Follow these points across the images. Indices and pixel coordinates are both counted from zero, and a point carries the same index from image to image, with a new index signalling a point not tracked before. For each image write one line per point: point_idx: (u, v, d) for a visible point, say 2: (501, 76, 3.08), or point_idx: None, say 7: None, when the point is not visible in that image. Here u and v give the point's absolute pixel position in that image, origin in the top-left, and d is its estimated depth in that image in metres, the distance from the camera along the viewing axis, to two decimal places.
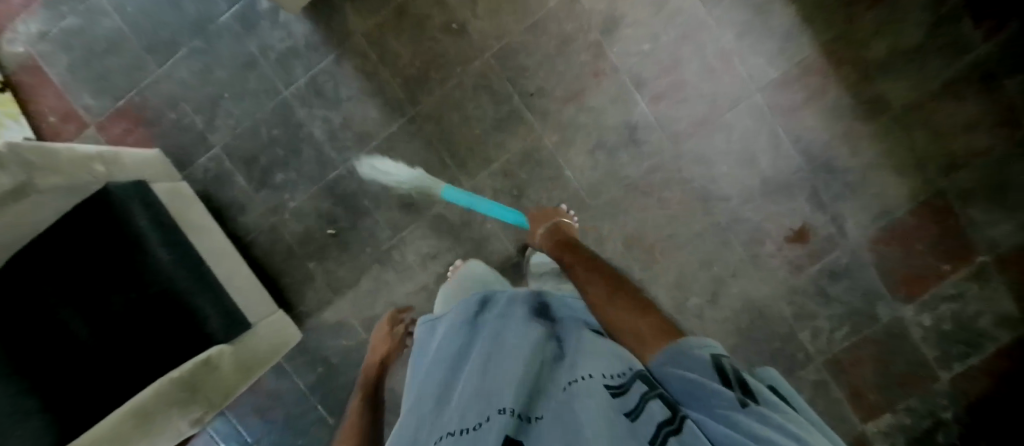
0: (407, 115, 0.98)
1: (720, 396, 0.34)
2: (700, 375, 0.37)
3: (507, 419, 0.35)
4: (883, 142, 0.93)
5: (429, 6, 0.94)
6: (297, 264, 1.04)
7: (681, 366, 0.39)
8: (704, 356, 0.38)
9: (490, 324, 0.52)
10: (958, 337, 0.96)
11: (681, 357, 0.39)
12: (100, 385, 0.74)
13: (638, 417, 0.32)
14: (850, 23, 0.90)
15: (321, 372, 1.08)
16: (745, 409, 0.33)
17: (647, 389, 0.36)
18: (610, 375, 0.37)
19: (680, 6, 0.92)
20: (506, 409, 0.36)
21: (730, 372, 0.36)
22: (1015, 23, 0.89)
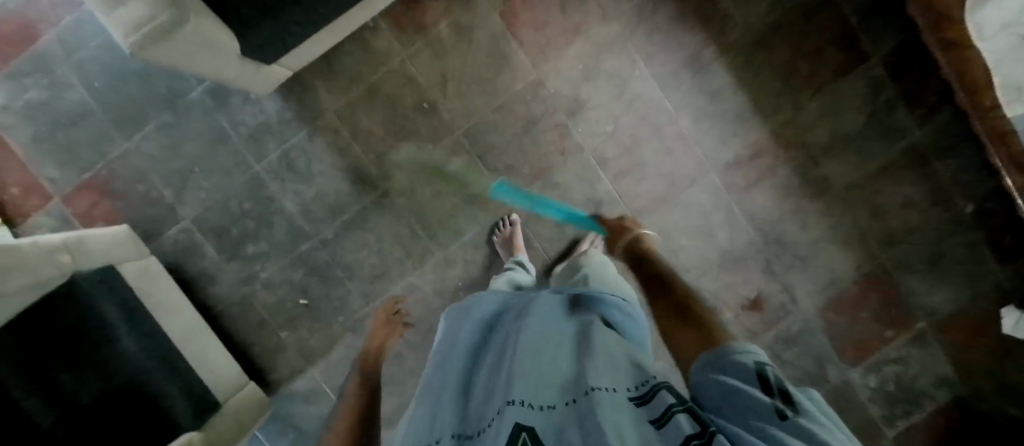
0: (379, 189, 1.00)
1: (756, 405, 0.29)
2: (733, 383, 0.32)
3: (515, 410, 0.31)
4: (829, 218, 0.99)
5: (400, 86, 0.96)
6: (268, 333, 1.05)
7: (716, 375, 0.34)
8: (744, 364, 0.33)
9: (509, 327, 0.48)
10: (902, 398, 1.01)
11: (721, 364, 0.34)
12: None
13: (665, 424, 0.28)
14: (796, 110, 0.96)
15: (292, 439, 1.07)
16: (783, 421, 0.27)
17: (676, 399, 0.31)
18: (631, 388, 0.33)
19: (641, 91, 0.97)
20: (515, 399, 0.32)
21: (773, 379, 0.31)
22: (948, 110, 0.94)
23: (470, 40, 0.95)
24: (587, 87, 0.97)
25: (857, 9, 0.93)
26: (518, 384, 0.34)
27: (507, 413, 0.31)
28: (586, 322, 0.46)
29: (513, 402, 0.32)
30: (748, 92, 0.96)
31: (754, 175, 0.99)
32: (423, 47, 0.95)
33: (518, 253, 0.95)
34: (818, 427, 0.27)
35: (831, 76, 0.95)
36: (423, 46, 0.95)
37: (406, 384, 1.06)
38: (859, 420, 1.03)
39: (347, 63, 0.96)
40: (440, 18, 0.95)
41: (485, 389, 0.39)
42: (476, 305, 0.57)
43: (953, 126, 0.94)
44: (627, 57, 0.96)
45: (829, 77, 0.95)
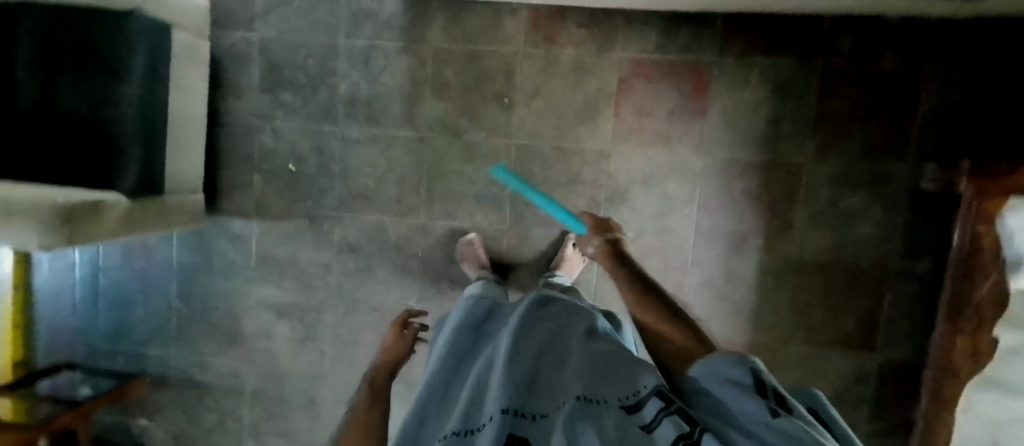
0: (419, 133, 1.02)
1: (750, 410, 0.33)
2: (730, 389, 0.36)
3: (506, 420, 0.38)
4: None
5: (498, 70, 0.98)
6: (245, 169, 1.07)
7: (715, 381, 0.38)
8: (737, 369, 0.37)
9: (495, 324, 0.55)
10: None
11: (718, 374, 0.38)
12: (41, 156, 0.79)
13: (653, 429, 0.34)
14: (783, 342, 0.97)
15: (196, 262, 1.10)
16: (775, 417, 0.31)
17: (665, 404, 0.35)
18: (625, 396, 0.38)
19: (677, 227, 0.98)
20: (506, 409, 0.39)
21: (764, 383, 0.35)
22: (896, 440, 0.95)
23: (580, 79, 0.97)
24: (638, 190, 0.98)
25: (895, 306, 0.93)
26: (508, 390, 0.41)
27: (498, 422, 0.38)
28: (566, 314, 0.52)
29: (510, 412, 0.38)
30: (757, 298, 0.97)
31: None
32: (540, 56, 0.97)
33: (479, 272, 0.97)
34: (805, 426, 0.31)
35: (829, 340, 0.95)
36: (541, 54, 0.97)
37: (316, 293, 1.08)
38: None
39: (473, 19, 0.97)
40: (572, 44, 0.96)
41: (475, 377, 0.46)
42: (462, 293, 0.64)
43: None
44: (688, 193, 0.97)
45: (830, 340, 0.95)
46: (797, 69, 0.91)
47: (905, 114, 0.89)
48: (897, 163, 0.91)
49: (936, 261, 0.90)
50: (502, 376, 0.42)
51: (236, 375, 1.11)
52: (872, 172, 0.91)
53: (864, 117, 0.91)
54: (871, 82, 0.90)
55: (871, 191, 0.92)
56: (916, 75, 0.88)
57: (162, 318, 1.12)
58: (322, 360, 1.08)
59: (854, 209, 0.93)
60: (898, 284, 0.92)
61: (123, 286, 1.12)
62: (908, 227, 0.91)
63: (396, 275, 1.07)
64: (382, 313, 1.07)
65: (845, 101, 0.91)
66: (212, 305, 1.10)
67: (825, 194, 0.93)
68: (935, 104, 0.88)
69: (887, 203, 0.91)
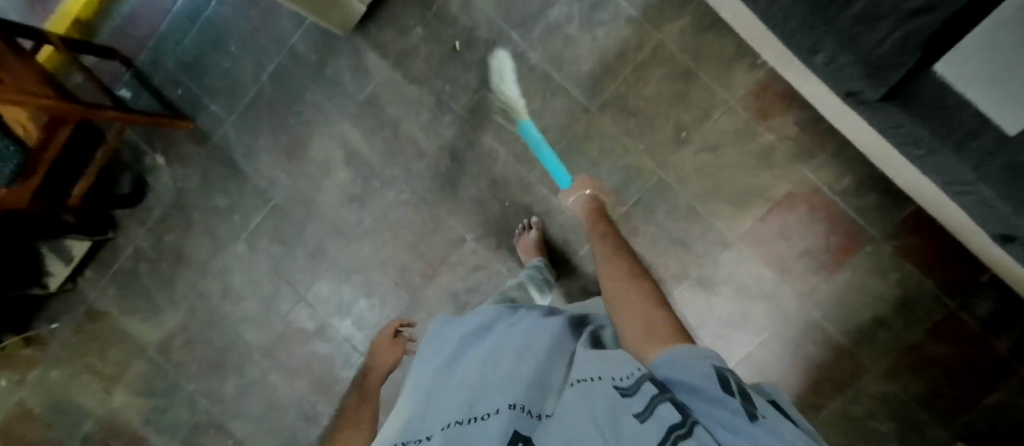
0: (588, 103, 0.97)
1: (722, 405, 0.32)
2: (695, 376, 0.35)
3: (513, 413, 0.34)
4: None
5: (698, 106, 0.94)
6: (415, 13, 0.99)
7: (677, 369, 0.36)
8: (706, 365, 0.35)
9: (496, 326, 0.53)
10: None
11: (676, 359, 0.37)
12: None
13: (646, 419, 0.30)
14: None
15: (305, 59, 1.01)
16: (753, 417, 0.31)
17: (659, 390, 0.33)
18: (620, 378, 0.36)
19: (731, 340, 0.99)
20: (514, 404, 0.35)
21: (732, 382, 0.34)
22: None
23: (758, 168, 0.94)
24: (726, 289, 0.98)
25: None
26: (514, 389, 0.38)
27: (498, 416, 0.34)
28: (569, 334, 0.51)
29: (514, 407, 0.35)
30: None
31: None
32: (742, 122, 0.93)
33: (536, 257, 0.93)
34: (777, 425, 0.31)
35: None
36: (744, 119, 0.93)
37: (393, 167, 1.03)
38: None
39: (714, 46, 0.92)
40: (777, 132, 0.92)
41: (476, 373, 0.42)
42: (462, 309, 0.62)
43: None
44: (763, 322, 0.98)
45: None
46: (931, 294, 0.91)
47: (979, 393, 0.91)
48: (938, 423, 0.93)
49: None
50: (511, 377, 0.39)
51: (269, 183, 1.05)
52: (913, 414, 0.94)
53: (946, 370, 0.92)
54: (979, 349, 0.90)
55: (900, 428, 0.94)
56: (1016, 369, 0.89)
57: (239, 84, 1.03)
58: (356, 225, 1.04)
59: (876, 430, 0.95)
60: None
61: (225, 28, 1.02)
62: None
63: (472, 203, 1.02)
64: (436, 226, 1.03)
65: (944, 347, 0.92)
66: (294, 108, 1.03)
67: (863, 406, 0.96)
68: (1010, 403, 0.89)
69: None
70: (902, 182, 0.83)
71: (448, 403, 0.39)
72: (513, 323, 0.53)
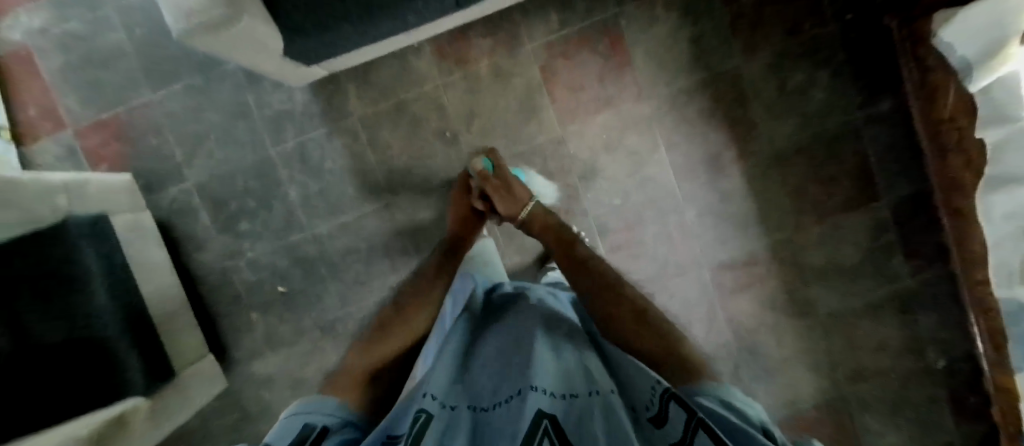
0: (381, 201, 1.01)
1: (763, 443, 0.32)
2: (736, 419, 0.35)
3: (538, 396, 0.41)
4: (805, 342, 1.01)
5: (428, 110, 0.98)
6: (240, 311, 1.06)
7: (722, 405, 0.37)
8: (750, 413, 0.36)
9: (526, 316, 0.59)
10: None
11: (722, 401, 0.38)
12: (48, 399, 0.74)
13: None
14: (797, 231, 0.98)
15: (234, 420, 1.08)
16: None
17: (687, 416, 0.35)
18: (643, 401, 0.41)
19: (653, 174, 0.98)
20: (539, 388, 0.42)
21: (774, 434, 0.34)
22: (937, 268, 0.97)
23: (506, 84, 0.97)
24: (605, 158, 0.98)
25: (880, 154, 0.95)
26: (544, 378, 0.45)
27: (526, 394, 0.42)
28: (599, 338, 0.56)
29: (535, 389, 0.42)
30: (757, 203, 0.97)
31: (744, 281, 1.00)
32: (459, 80, 0.97)
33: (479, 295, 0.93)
34: None
35: (838, 208, 0.97)
36: (459, 79, 0.97)
37: None
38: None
39: (382, 76, 0.97)
40: (482, 56, 0.96)
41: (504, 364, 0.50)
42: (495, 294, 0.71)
43: (942, 285, 0.97)
44: (650, 140, 0.97)
45: (838, 208, 0.97)
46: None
47: None
48: (822, 28, 0.92)
49: (897, 95, 0.93)
50: (544, 364, 0.47)
51: None
52: (804, 45, 0.93)
53: (773, 1, 0.93)
54: None
55: (810, 63, 0.94)
56: None
57: None
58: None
59: (802, 84, 0.94)
60: (874, 131, 0.94)
61: None
62: (858, 79, 0.93)
63: None
64: None
65: None
66: None
67: (771, 84, 0.95)
68: None
69: (830, 67, 0.93)
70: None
71: (475, 390, 0.48)
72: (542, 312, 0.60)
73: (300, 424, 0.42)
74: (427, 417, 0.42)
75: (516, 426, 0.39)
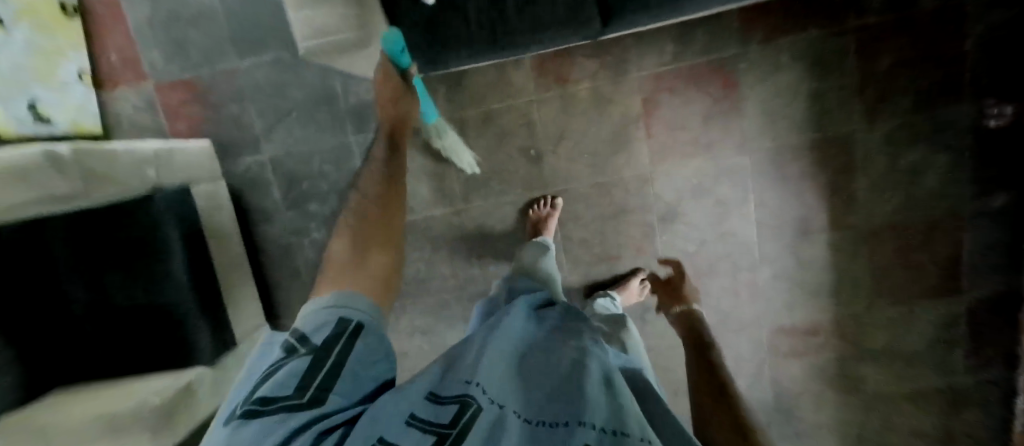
0: (453, 206, 0.99)
1: None
2: None
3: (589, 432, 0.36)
4: (843, 413, 1.03)
5: (517, 123, 0.94)
6: (297, 287, 1.07)
7: None
8: None
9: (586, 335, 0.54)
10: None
11: None
12: (127, 359, 0.79)
13: None
14: (868, 310, 0.98)
15: None
16: None
17: None
18: None
19: (735, 229, 0.96)
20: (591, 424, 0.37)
21: None
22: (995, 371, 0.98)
23: (603, 110, 0.92)
24: (689, 204, 0.95)
25: (975, 249, 0.92)
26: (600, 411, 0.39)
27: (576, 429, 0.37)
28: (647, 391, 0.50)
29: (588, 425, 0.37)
30: (835, 276, 0.96)
31: (799, 346, 1.01)
32: (555, 97, 0.92)
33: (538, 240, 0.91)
34: None
35: (915, 296, 0.96)
36: (555, 96, 0.92)
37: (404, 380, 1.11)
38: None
39: (475, 80, 0.92)
40: (584, 77, 0.91)
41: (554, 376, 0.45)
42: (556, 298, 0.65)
43: (995, 387, 0.98)
44: (740, 193, 0.94)
45: (915, 295, 0.96)
46: (828, 39, 0.85)
47: (952, 56, 0.84)
48: (955, 107, 0.86)
49: (1012, 192, 0.89)
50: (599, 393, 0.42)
51: None
52: (930, 122, 0.87)
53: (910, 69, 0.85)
54: (911, 29, 0.83)
55: (931, 143, 0.88)
56: (959, 11, 0.81)
57: None
58: None
59: (915, 164, 0.89)
60: (976, 224, 0.91)
61: None
62: (977, 170, 0.88)
63: None
64: None
65: (886, 56, 0.85)
66: None
67: (883, 158, 0.90)
68: (984, 35, 0.82)
69: (950, 151, 0.88)
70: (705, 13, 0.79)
71: (520, 392, 0.43)
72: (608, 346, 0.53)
73: (334, 319, 0.44)
74: (464, 410, 0.38)
75: None
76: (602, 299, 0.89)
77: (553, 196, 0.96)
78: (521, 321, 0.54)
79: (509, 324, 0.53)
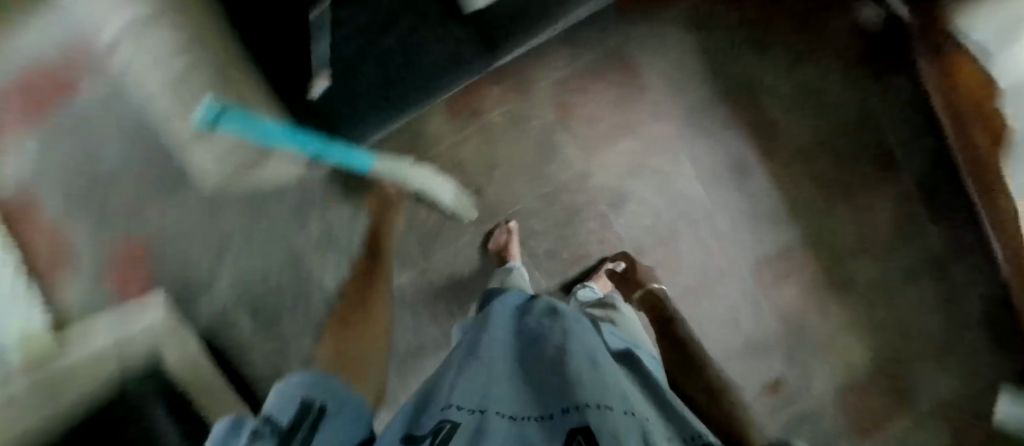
0: (416, 267, 1.01)
1: None
2: None
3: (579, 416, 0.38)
4: (850, 312, 1.02)
5: (448, 168, 0.96)
6: None
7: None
8: None
9: (567, 325, 0.55)
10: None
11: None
12: None
13: None
14: (828, 213, 1.01)
15: None
16: None
17: None
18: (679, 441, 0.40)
19: (680, 188, 0.99)
20: (580, 407, 0.39)
21: None
22: (968, 225, 0.99)
23: (521, 128, 0.96)
24: (631, 182, 0.99)
25: (896, 129, 0.98)
26: (588, 393, 0.40)
27: (573, 415, 0.38)
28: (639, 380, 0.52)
29: (580, 407, 0.39)
30: (785, 196, 1.00)
31: (782, 270, 1.03)
32: (473, 132, 0.96)
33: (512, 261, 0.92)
34: None
35: (860, 186, 1.00)
36: (473, 132, 0.96)
37: None
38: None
39: (396, 143, 0.95)
40: (494, 106, 0.96)
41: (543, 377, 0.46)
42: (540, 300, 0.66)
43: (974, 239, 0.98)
44: (671, 156, 0.99)
45: (860, 185, 1.00)
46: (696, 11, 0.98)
47: None
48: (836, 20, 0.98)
49: (907, 74, 0.97)
50: (585, 378, 0.43)
51: None
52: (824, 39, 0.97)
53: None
54: None
55: (817, 59, 0.98)
56: None
57: None
58: None
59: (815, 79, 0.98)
60: (890, 110, 0.98)
61: None
62: (868, 68, 0.98)
63: None
64: None
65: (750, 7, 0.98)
66: None
67: (785, 83, 0.98)
68: None
69: (837, 61, 0.98)
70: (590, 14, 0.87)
71: (511, 393, 0.44)
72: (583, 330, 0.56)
73: (296, 402, 0.41)
74: (441, 430, 0.37)
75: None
76: (581, 289, 0.90)
77: (507, 221, 0.98)
78: (500, 335, 0.55)
79: (489, 340, 0.53)
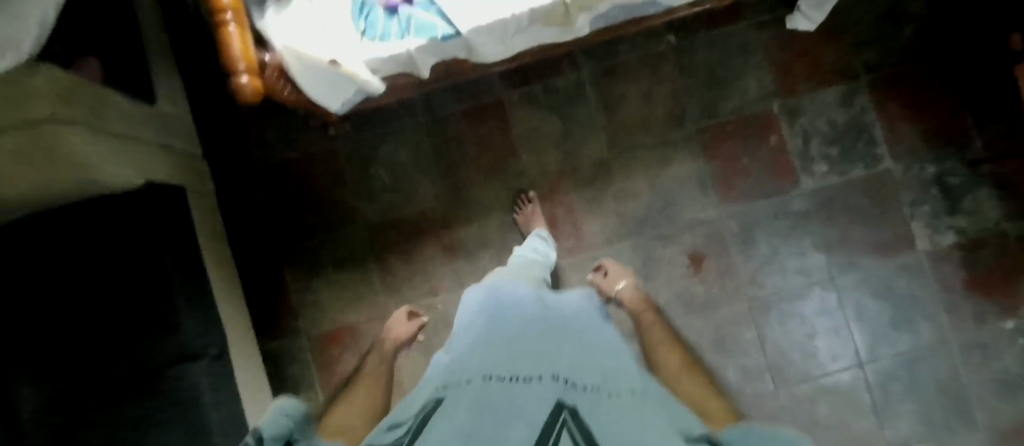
0: None
1: None
2: None
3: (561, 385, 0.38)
4: (635, 165, 0.98)
5: None
6: None
7: None
8: None
9: (553, 306, 0.57)
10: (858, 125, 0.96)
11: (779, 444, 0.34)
12: None
13: None
14: (520, 173, 0.99)
15: None
16: None
17: None
18: (675, 422, 0.40)
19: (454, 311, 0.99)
20: (557, 376, 0.39)
21: None
22: (578, 53, 0.98)
23: None
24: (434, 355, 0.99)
25: (459, 107, 1.00)
26: (571, 370, 0.41)
27: (550, 383, 0.38)
28: (617, 341, 0.54)
29: (557, 378, 0.39)
30: (491, 213, 0.99)
31: (566, 224, 0.98)
32: None
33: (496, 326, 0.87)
34: None
35: (505, 143, 1.00)
36: None
37: None
38: (870, 177, 0.95)
39: None
40: None
41: (538, 339, 0.46)
42: (515, 272, 0.70)
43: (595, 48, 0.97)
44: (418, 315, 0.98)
45: (503, 142, 0.99)
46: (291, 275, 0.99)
47: (299, 174, 1.00)
48: (330, 135, 0.99)
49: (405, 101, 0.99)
50: (570, 356, 0.44)
51: None
52: (346, 150, 1.00)
53: (302, 186, 1.00)
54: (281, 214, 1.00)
55: (369, 166, 1.00)
56: (264, 180, 1.00)
57: None
58: None
59: (388, 174, 1.00)
60: (437, 111, 0.99)
61: None
62: (390, 123, 0.99)
63: None
64: None
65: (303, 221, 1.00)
66: None
67: (384, 200, 1.00)
68: (283, 156, 1.00)
69: (376, 150, 1.00)
70: (259, 387, 0.94)
71: (500, 357, 0.43)
72: (590, 324, 0.55)
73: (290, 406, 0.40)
74: (434, 412, 0.37)
75: (539, 404, 0.34)
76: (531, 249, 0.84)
77: None
78: (488, 311, 0.56)
79: (482, 319, 0.55)
